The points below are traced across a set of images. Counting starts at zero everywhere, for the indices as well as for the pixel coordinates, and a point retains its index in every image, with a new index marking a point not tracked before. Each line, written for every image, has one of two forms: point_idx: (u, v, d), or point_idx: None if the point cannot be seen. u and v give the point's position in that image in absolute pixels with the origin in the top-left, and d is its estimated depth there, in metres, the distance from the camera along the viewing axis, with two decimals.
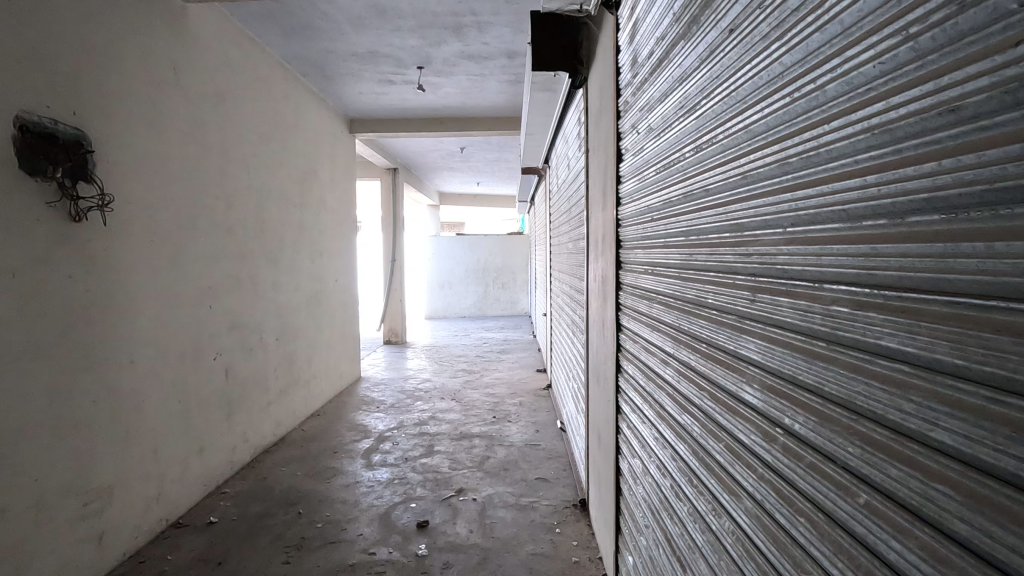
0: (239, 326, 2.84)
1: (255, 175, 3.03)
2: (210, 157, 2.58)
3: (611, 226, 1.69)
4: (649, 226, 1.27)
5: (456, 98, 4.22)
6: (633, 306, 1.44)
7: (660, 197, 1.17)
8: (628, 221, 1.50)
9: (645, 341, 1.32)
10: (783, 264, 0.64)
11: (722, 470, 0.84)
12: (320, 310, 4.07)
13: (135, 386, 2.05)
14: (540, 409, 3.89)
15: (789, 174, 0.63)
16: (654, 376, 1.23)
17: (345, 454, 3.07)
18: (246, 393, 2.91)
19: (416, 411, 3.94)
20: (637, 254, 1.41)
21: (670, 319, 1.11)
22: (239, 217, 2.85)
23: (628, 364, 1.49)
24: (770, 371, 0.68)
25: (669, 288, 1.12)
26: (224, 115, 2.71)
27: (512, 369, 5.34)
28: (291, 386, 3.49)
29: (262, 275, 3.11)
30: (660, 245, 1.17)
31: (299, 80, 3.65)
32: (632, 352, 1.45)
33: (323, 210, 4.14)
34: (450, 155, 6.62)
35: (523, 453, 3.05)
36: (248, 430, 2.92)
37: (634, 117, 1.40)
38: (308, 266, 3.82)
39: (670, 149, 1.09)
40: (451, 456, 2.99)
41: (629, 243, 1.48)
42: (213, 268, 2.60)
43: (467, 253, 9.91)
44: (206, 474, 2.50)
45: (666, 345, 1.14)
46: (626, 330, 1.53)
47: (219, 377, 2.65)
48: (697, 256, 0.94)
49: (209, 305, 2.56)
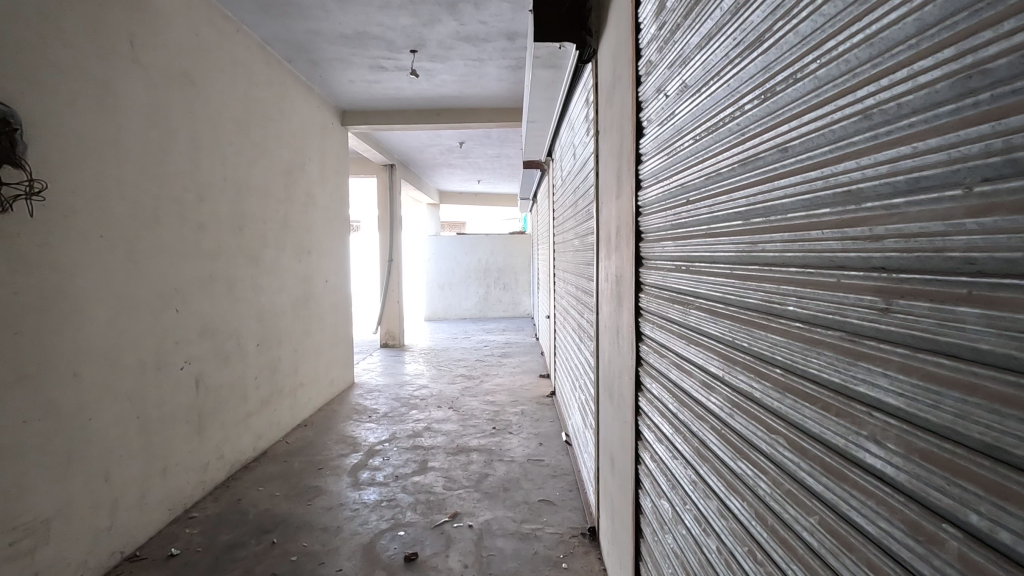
0: (213, 333, 2.59)
1: (233, 166, 2.78)
2: (179, 145, 2.33)
3: (628, 214, 1.43)
4: (682, 210, 1.01)
5: (453, 86, 3.97)
6: (658, 310, 1.17)
7: (702, 173, 0.91)
8: (651, 207, 1.23)
9: (675, 356, 1.06)
10: (961, 251, 0.39)
11: (810, 553, 0.58)
12: (309, 313, 3.81)
13: (80, 403, 1.79)
14: (543, 419, 3.62)
15: (975, 94, 0.37)
16: (690, 402, 0.97)
17: (330, 471, 2.81)
18: (223, 404, 2.66)
19: (411, 421, 3.67)
20: (664, 247, 1.14)
21: (717, 332, 0.85)
22: (213, 212, 2.60)
23: (651, 382, 1.23)
24: (922, 428, 0.42)
25: (714, 290, 0.86)
26: (196, 100, 2.46)
27: (513, 375, 5.07)
28: (274, 395, 3.23)
29: (240, 276, 2.85)
30: (701, 235, 0.91)
31: (284, 67, 3.40)
32: (657, 368, 1.18)
33: (312, 207, 3.88)
34: (448, 151, 6.36)
35: (525, 470, 2.78)
36: (224, 445, 2.66)
37: (660, 77, 1.13)
38: (294, 267, 3.55)
39: (718, 106, 0.83)
40: (445, 474, 2.72)
41: (653, 235, 1.22)
42: (181, 268, 2.34)
43: (467, 253, 9.64)
44: (172, 497, 2.25)
45: (710, 365, 0.88)
46: (649, 340, 1.26)
47: (190, 388, 2.40)
48: (765, 246, 0.67)
49: (177, 309, 2.31)
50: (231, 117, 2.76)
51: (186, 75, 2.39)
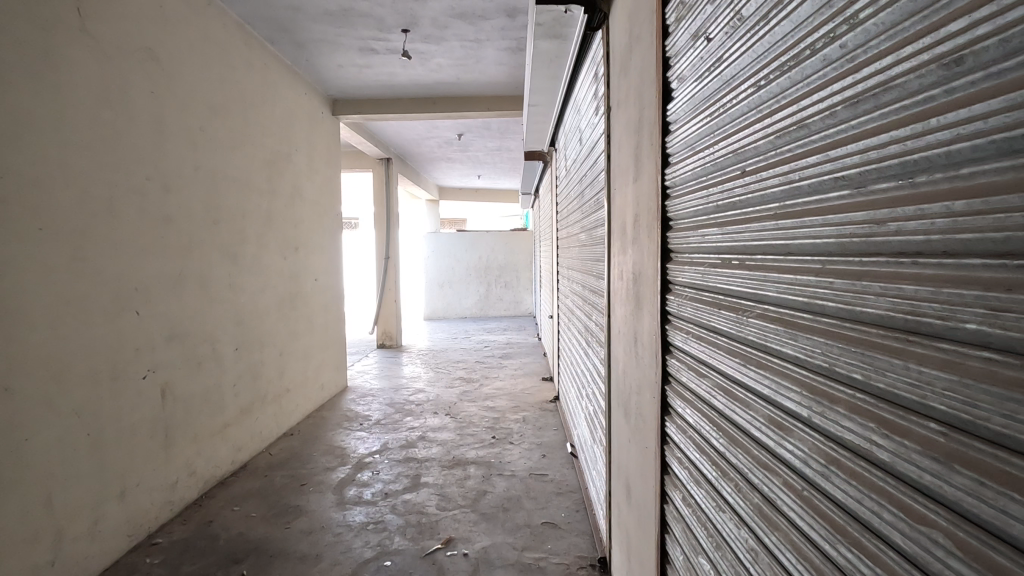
0: (182, 337, 2.35)
1: (206, 154, 2.54)
2: (140, 129, 2.10)
3: (650, 197, 1.19)
4: (728, 188, 0.77)
5: (449, 72, 3.72)
6: (693, 316, 0.92)
7: (765, 131, 0.65)
8: (682, 187, 0.99)
9: (722, 378, 0.81)
10: None
11: None
12: (296, 314, 3.57)
13: (11, 422, 1.56)
14: (546, 427, 3.37)
15: None
16: (746, 440, 0.73)
17: (314, 487, 2.57)
18: (195, 415, 2.43)
19: (405, 428, 3.43)
20: (700, 236, 0.90)
21: (791, 352, 0.61)
22: (183, 203, 2.36)
23: (683, 405, 0.99)
24: None
25: (783, 294, 0.62)
26: (161, 79, 2.22)
27: (515, 378, 4.82)
28: (256, 403, 3.00)
29: (216, 274, 2.62)
30: (763, 217, 0.67)
31: (267, 49, 3.15)
32: (693, 389, 0.94)
33: (299, 201, 3.62)
34: (447, 143, 6.11)
35: (527, 487, 2.53)
36: (196, 460, 2.43)
37: (697, 20, 0.89)
38: (279, 265, 3.31)
39: (797, 30, 0.58)
40: (439, 492, 2.48)
41: (687, 222, 0.97)
42: (144, 267, 2.11)
43: (468, 250, 9.39)
44: (131, 522, 2.02)
45: (778, 393, 0.64)
46: (680, 353, 1.01)
47: (155, 398, 2.17)
48: (896, 223, 0.44)
49: (137, 312, 2.07)
50: (204, 100, 2.52)
51: (149, 51, 2.15)
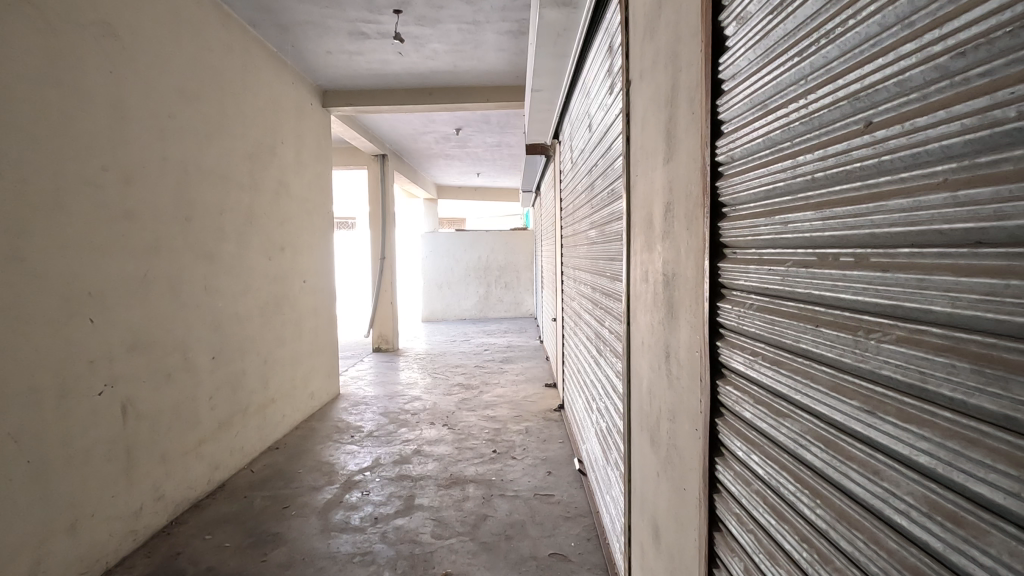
0: (148, 347, 2.11)
1: (177, 145, 2.30)
2: (93, 113, 1.86)
3: (692, 178, 0.95)
4: (833, 149, 0.54)
5: (446, 58, 3.49)
6: (764, 332, 0.69)
7: (925, 52, 0.42)
8: (741, 162, 0.76)
9: (817, 422, 0.58)
10: None
11: None
12: (282, 319, 3.33)
13: None
14: (551, 439, 3.14)
15: None
16: (868, 522, 0.49)
17: (297, 511, 2.33)
18: (165, 431, 2.19)
19: (399, 441, 3.19)
20: (772, 226, 0.66)
21: (991, 408, 0.37)
22: (149, 199, 2.12)
23: (742, 446, 0.75)
24: None
25: (967, 309, 0.39)
26: (121, 59, 2.00)
27: (516, 384, 4.58)
28: (237, 414, 2.77)
29: (189, 276, 2.38)
30: (914, 185, 0.44)
31: (249, 33, 2.92)
32: (763, 428, 0.70)
33: (285, 198, 3.38)
34: (445, 139, 5.88)
35: (532, 510, 2.28)
36: (166, 483, 2.19)
37: None
38: (262, 266, 3.07)
39: None
40: (434, 517, 2.24)
41: (747, 208, 0.74)
42: (100, 268, 1.87)
43: (467, 250, 9.16)
44: (84, 557, 1.78)
45: (951, 468, 0.40)
46: (740, 378, 0.77)
47: (115, 415, 1.93)
48: None
49: (92, 320, 1.84)
50: (174, 85, 2.29)
51: (105, 27, 1.92)
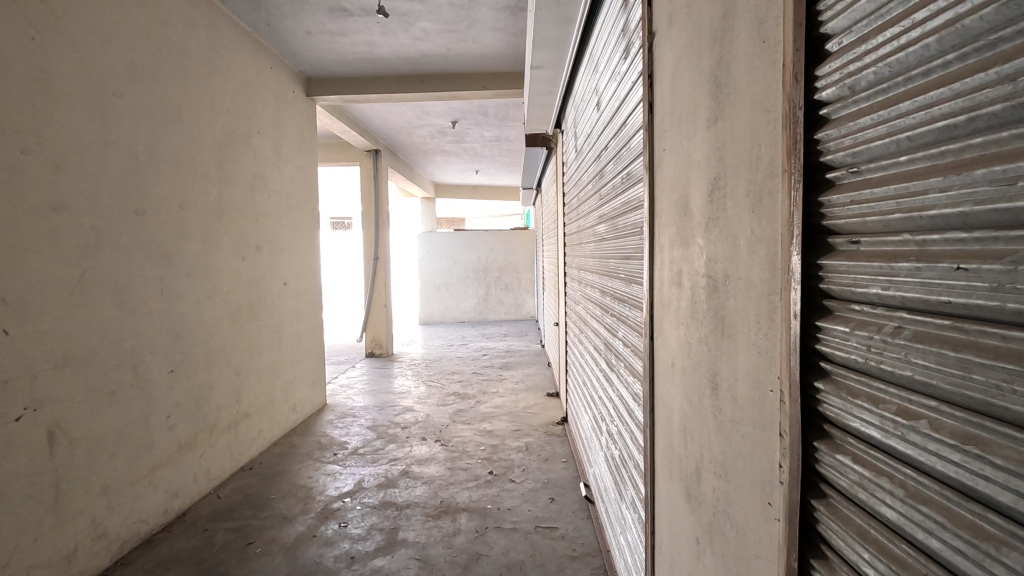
0: (86, 361, 1.82)
1: (125, 129, 2.01)
2: (8, 87, 1.57)
3: (762, 136, 0.65)
4: None
5: (438, 39, 3.19)
6: (951, 384, 0.38)
7: None
8: (866, 89, 0.46)
9: None
10: None
11: None
12: (258, 326, 3.02)
13: None
14: (554, 458, 2.84)
15: None
16: None
17: (263, 547, 2.03)
18: (109, 457, 1.90)
19: (386, 460, 2.88)
20: (973, 189, 0.37)
21: None
22: (88, 189, 1.83)
23: (878, 566, 0.45)
24: None
25: None
26: (50, 24, 1.71)
27: (516, 394, 4.26)
28: (203, 433, 2.47)
29: (140, 278, 2.08)
30: None
31: (217, 8, 2.63)
32: (939, 549, 0.39)
33: (262, 193, 3.08)
34: (441, 133, 5.58)
35: (532, 547, 1.98)
36: (109, 516, 1.90)
37: None
38: (235, 267, 2.78)
39: None
40: (419, 556, 1.94)
41: (889, 166, 0.44)
42: (15, 270, 1.58)
43: (465, 251, 8.87)
44: None
45: None
46: (870, 452, 0.47)
47: (37, 444, 1.63)
48: None
49: (4, 331, 1.55)
50: (122, 61, 2.01)
51: None
